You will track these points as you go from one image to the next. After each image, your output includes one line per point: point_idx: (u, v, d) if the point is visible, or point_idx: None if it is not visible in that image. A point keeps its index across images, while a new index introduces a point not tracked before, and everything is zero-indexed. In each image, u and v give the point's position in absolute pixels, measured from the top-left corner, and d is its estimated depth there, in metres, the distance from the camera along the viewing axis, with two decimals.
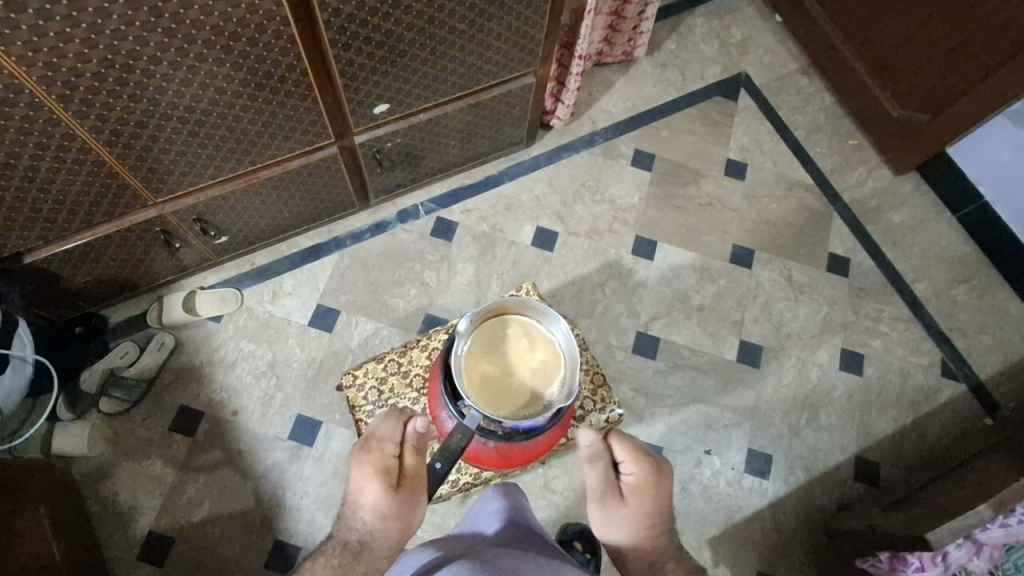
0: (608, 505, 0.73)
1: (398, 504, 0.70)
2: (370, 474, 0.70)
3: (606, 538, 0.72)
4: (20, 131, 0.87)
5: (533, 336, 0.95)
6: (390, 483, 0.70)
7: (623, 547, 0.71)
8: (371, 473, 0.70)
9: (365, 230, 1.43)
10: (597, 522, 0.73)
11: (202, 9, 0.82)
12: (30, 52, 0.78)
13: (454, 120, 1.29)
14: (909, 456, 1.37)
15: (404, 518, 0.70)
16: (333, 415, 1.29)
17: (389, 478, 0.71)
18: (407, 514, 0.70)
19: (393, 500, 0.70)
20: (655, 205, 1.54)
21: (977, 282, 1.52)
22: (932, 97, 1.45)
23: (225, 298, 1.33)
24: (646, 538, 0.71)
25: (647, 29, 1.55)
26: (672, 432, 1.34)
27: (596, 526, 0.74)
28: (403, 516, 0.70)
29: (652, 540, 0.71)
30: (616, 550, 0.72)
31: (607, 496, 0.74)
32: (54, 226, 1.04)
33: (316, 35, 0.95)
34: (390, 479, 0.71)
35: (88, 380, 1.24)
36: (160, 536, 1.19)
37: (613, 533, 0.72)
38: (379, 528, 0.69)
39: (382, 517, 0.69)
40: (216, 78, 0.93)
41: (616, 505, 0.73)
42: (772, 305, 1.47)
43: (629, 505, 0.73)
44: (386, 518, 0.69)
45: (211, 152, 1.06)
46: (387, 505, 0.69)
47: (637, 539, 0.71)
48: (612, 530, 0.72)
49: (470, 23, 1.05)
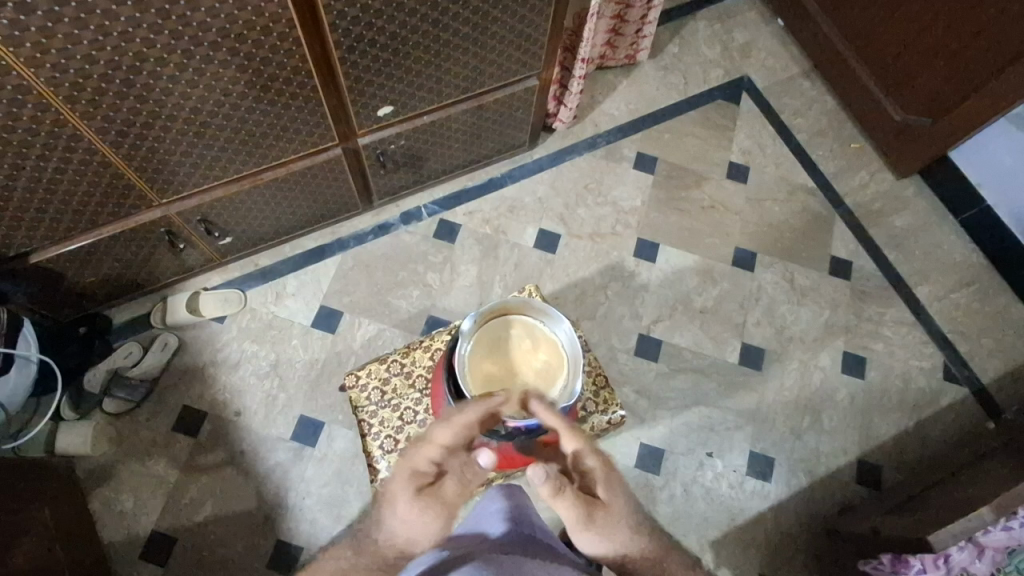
0: (599, 520, 0.69)
1: (416, 513, 0.66)
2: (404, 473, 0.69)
3: (605, 552, 0.69)
4: (26, 132, 0.87)
5: (536, 336, 0.95)
6: (415, 486, 0.68)
7: (626, 553, 0.69)
8: (407, 471, 0.70)
9: (368, 231, 1.44)
10: (594, 542, 0.69)
11: (208, 12, 0.83)
12: (39, 54, 0.78)
13: (458, 122, 1.29)
14: (912, 459, 1.37)
15: (420, 533, 0.66)
16: (335, 416, 1.29)
17: (418, 484, 0.68)
18: (422, 528, 0.66)
19: (410, 508, 0.66)
20: (658, 207, 1.54)
21: (980, 285, 1.52)
22: (933, 101, 1.46)
23: (229, 299, 1.34)
24: (643, 538, 0.70)
25: (649, 32, 1.56)
26: (674, 435, 1.34)
27: (592, 545, 0.69)
28: (418, 529, 0.66)
29: (647, 538, 0.71)
30: (620, 557, 0.70)
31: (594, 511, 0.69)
32: (60, 227, 1.05)
33: (322, 38, 0.96)
34: (418, 483, 0.68)
35: (91, 380, 1.24)
36: (163, 536, 1.19)
37: (613, 542, 0.69)
38: (393, 530, 0.66)
39: (396, 522, 0.66)
40: (222, 79, 0.94)
41: (608, 515, 0.70)
42: (774, 308, 1.47)
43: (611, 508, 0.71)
44: (401, 519, 0.66)
45: (216, 153, 1.07)
46: (405, 513, 0.66)
47: (635, 539, 0.70)
48: (610, 540, 0.69)
49: (475, 26, 1.06)
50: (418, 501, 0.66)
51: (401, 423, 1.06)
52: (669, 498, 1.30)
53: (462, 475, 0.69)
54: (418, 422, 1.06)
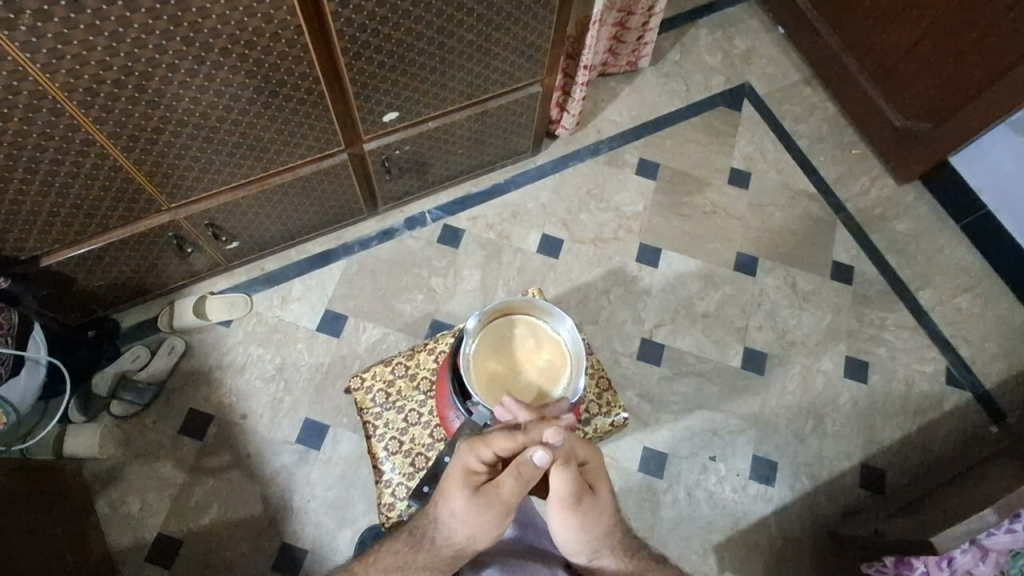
0: (585, 506, 0.71)
1: (472, 513, 0.69)
2: (459, 473, 0.72)
3: (585, 537, 0.71)
4: (41, 136, 0.89)
5: (540, 336, 0.97)
6: (470, 486, 0.70)
7: (596, 547, 0.72)
8: (463, 469, 0.72)
9: (373, 236, 1.46)
10: (573, 527, 0.71)
11: (219, 19, 0.85)
12: (54, 60, 0.80)
13: (462, 128, 1.31)
14: (915, 463, 1.37)
15: (476, 531, 0.69)
16: (340, 419, 1.30)
17: (473, 482, 0.71)
18: (478, 526, 0.69)
19: (465, 508, 0.69)
20: (660, 213, 1.55)
21: (981, 290, 1.53)
22: (933, 107, 1.47)
23: (235, 303, 1.35)
24: (616, 536, 0.74)
25: (651, 39, 1.58)
26: (677, 439, 1.35)
27: (568, 528, 0.71)
28: (475, 528, 0.69)
29: (619, 538, 0.74)
30: (596, 544, 0.72)
31: (582, 498, 0.71)
32: (71, 230, 1.07)
33: (328, 45, 0.98)
34: (475, 483, 0.71)
35: (99, 383, 1.25)
36: (169, 539, 1.20)
37: (589, 534, 0.71)
38: (453, 529, 0.70)
39: (453, 522, 0.70)
40: (231, 85, 0.96)
41: (595, 507, 0.72)
42: (776, 312, 1.47)
43: (600, 497, 0.73)
44: (459, 520, 0.70)
45: (224, 158, 1.08)
46: (462, 513, 0.69)
47: (608, 536, 0.73)
48: (587, 531, 0.71)
49: (479, 33, 1.07)
50: (473, 501, 0.69)
51: (406, 425, 1.07)
52: (673, 502, 1.30)
53: (516, 475, 0.69)
54: (422, 423, 1.06)
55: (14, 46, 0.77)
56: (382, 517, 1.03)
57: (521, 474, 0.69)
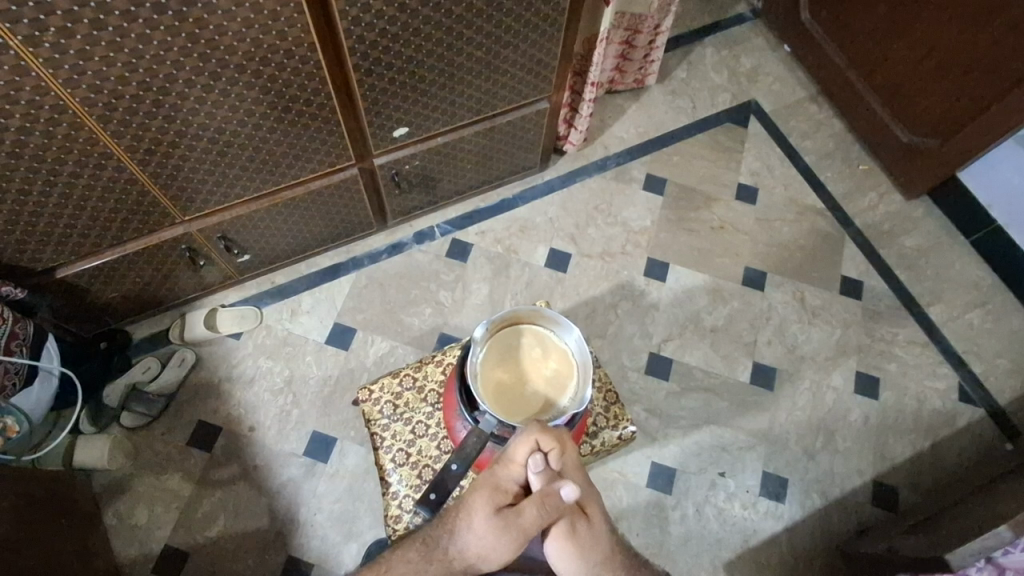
0: (582, 531, 0.73)
1: (492, 529, 0.69)
2: (484, 488, 0.74)
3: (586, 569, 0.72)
4: (60, 149, 0.91)
5: (547, 345, 0.97)
6: (491, 502, 0.72)
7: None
8: (485, 486, 0.74)
9: (382, 250, 1.47)
10: (574, 559, 0.72)
11: (235, 36, 0.87)
12: (75, 75, 0.83)
13: (470, 143, 1.32)
14: (929, 481, 1.34)
15: (493, 554, 0.69)
16: (347, 432, 1.30)
17: (493, 500, 0.72)
18: (494, 544, 0.69)
19: (485, 525, 0.70)
20: (667, 228, 1.56)
21: (993, 305, 1.51)
22: (940, 122, 1.47)
23: (245, 315, 1.37)
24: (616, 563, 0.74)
25: (658, 56, 1.60)
26: (685, 454, 1.34)
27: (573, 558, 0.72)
28: (491, 550, 0.69)
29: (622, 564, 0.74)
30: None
31: (579, 522, 0.73)
32: (86, 243, 1.09)
33: (340, 62, 1.00)
34: (496, 500, 0.72)
35: (111, 394, 1.27)
36: (174, 551, 1.19)
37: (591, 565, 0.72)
38: (468, 543, 0.70)
39: (470, 534, 0.70)
40: (245, 100, 0.98)
41: (593, 539, 0.73)
42: (785, 327, 1.47)
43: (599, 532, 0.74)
44: (476, 534, 0.70)
45: (237, 171, 1.10)
46: (481, 527, 0.70)
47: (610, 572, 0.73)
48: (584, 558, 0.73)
49: (488, 50, 1.10)
50: (493, 517, 0.70)
51: (413, 437, 1.06)
52: (682, 517, 1.29)
53: (540, 508, 0.70)
54: (429, 435, 1.06)
55: (36, 62, 0.79)
56: (389, 529, 1.03)
57: (545, 503, 0.70)
